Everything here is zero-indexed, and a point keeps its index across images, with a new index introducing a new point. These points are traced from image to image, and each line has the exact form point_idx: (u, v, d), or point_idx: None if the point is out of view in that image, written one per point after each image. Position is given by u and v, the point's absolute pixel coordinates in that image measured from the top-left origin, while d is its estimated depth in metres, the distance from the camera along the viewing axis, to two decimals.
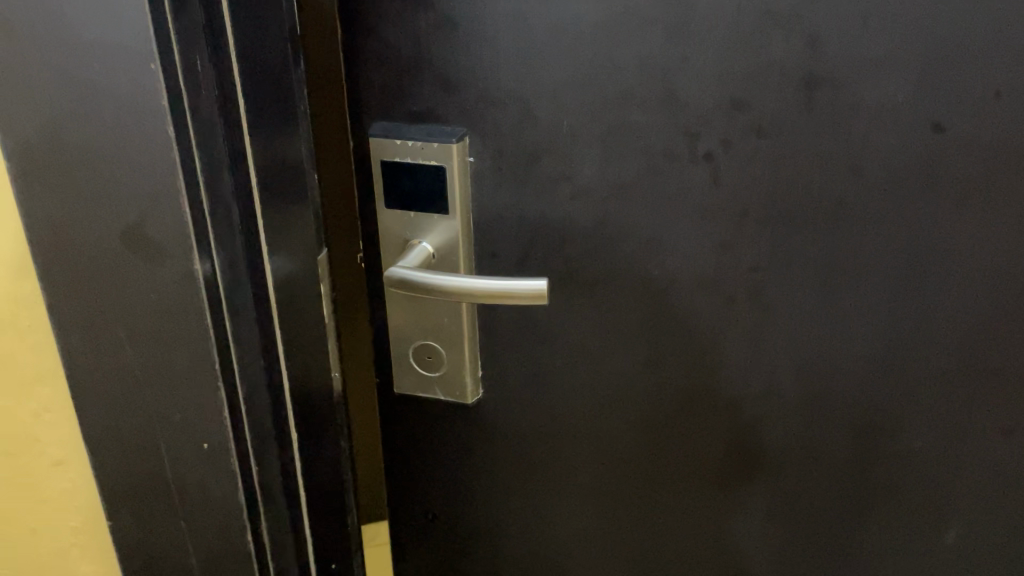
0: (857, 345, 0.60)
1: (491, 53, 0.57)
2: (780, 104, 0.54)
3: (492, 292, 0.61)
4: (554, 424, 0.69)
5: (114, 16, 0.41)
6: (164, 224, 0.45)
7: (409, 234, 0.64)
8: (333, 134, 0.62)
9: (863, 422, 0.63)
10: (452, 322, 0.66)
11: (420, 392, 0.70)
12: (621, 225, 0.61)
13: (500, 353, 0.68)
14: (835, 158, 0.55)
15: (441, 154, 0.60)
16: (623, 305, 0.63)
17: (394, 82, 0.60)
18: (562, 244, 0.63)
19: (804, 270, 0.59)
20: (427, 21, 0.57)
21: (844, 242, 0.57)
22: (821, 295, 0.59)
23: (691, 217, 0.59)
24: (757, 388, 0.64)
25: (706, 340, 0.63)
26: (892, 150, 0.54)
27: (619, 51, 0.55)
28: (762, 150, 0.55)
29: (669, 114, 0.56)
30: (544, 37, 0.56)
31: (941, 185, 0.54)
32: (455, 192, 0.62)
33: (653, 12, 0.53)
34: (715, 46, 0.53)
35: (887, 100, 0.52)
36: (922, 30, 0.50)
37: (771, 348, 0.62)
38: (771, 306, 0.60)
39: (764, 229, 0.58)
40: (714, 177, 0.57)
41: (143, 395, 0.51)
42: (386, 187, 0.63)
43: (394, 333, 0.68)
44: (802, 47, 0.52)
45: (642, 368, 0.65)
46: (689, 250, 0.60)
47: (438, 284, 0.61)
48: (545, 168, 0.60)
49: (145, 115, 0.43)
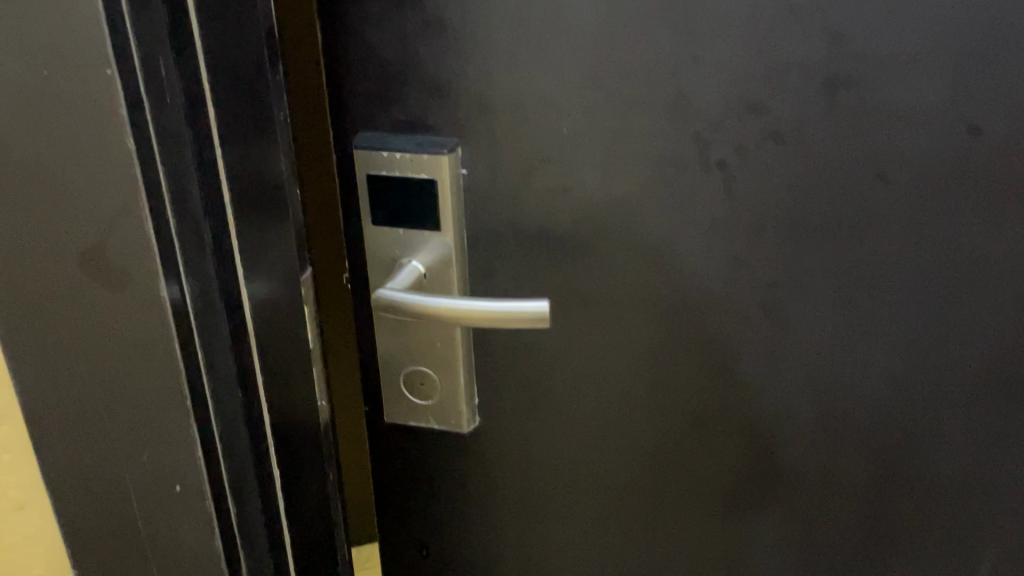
0: (884, 364, 0.56)
1: (486, 56, 0.53)
2: (799, 107, 0.50)
3: (490, 314, 0.56)
4: (556, 453, 0.65)
5: (64, 14, 0.36)
6: (126, 247, 0.41)
7: (399, 252, 0.60)
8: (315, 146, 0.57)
9: (890, 446, 0.59)
10: (445, 346, 0.62)
11: (412, 421, 0.65)
12: (628, 239, 0.56)
13: (498, 378, 0.63)
14: (860, 165, 0.51)
15: (432, 167, 0.56)
16: (630, 324, 0.59)
17: (381, 90, 0.56)
18: (564, 261, 0.58)
19: (825, 285, 0.55)
20: (415, 23, 0.53)
21: (868, 255, 0.53)
22: (845, 311, 0.55)
23: (705, 229, 0.55)
24: (775, 411, 0.59)
25: (720, 361, 0.59)
26: (921, 156, 0.50)
27: (623, 52, 0.51)
28: (780, 156, 0.51)
29: (679, 120, 0.52)
30: (542, 37, 0.52)
31: (975, 192, 0.50)
32: (447, 207, 0.57)
33: (659, 9, 0.49)
34: (729, 46, 0.49)
35: (917, 101, 0.48)
36: (952, 26, 0.47)
37: (790, 369, 0.58)
38: (790, 324, 0.56)
39: (783, 241, 0.54)
40: (729, 186, 0.53)
41: (109, 435, 0.46)
42: (371, 202, 0.58)
43: (383, 359, 0.64)
44: (822, 45, 0.48)
45: (651, 392, 0.61)
46: (701, 266, 0.56)
47: (430, 306, 0.56)
48: (546, 180, 0.56)
49: (102, 124, 0.38)
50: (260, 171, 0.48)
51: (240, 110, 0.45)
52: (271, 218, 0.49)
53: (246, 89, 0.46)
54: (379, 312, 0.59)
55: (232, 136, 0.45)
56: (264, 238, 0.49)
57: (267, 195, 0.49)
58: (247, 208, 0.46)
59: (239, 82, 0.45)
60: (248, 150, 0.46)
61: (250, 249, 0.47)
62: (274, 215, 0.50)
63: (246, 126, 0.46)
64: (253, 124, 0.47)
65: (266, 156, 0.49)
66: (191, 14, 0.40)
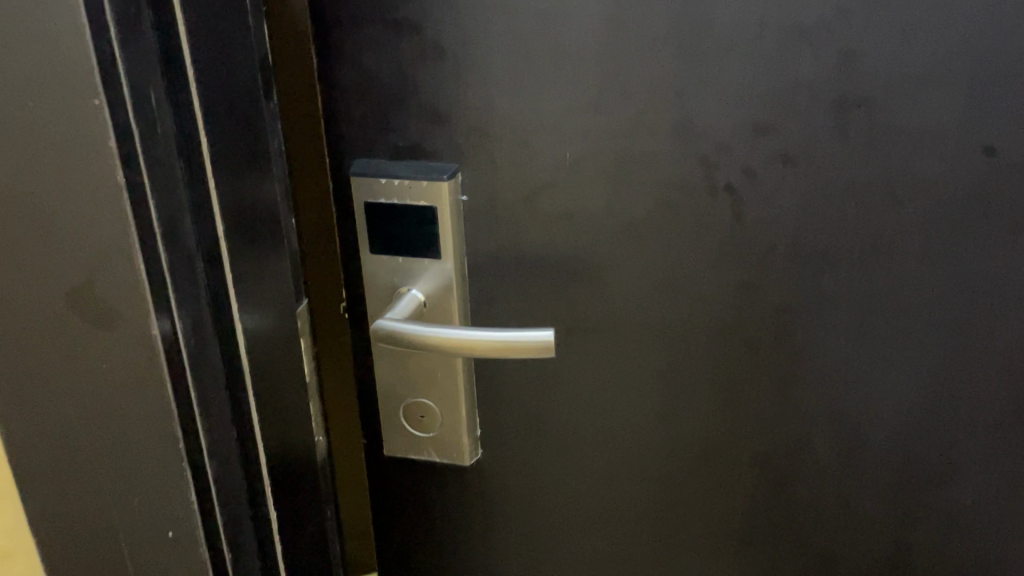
0: (899, 390, 0.55)
1: (486, 81, 0.52)
2: (809, 129, 0.49)
3: (492, 344, 0.54)
4: (562, 486, 0.63)
5: (51, 44, 0.34)
6: (116, 284, 0.39)
7: (397, 281, 0.58)
8: (311, 173, 0.56)
9: (906, 474, 0.57)
10: (446, 376, 0.60)
11: (413, 455, 0.64)
12: (634, 266, 0.55)
13: (500, 409, 0.62)
14: (872, 187, 0.49)
15: (431, 193, 0.54)
16: (637, 353, 0.57)
17: (378, 116, 0.54)
18: (569, 288, 0.57)
19: (838, 310, 0.53)
20: (412, 47, 0.52)
21: (882, 279, 0.52)
22: (859, 337, 0.54)
23: (712, 255, 0.53)
24: (787, 440, 0.58)
25: (730, 390, 0.57)
26: (934, 177, 0.49)
27: (627, 74, 0.50)
28: (790, 179, 0.50)
29: (685, 143, 0.51)
30: (545, 60, 0.50)
31: (991, 214, 0.49)
32: (447, 234, 0.56)
33: (664, 31, 0.48)
34: (736, 67, 0.48)
35: (929, 122, 0.47)
36: (965, 45, 0.46)
37: (803, 397, 0.56)
38: (802, 351, 0.55)
39: (793, 265, 0.52)
40: (737, 211, 0.52)
41: (98, 479, 0.44)
42: (369, 230, 0.57)
43: (382, 390, 0.62)
44: (832, 65, 0.47)
45: (660, 422, 0.59)
46: (709, 293, 0.54)
47: (432, 337, 0.54)
48: (549, 206, 0.54)
49: (91, 158, 0.36)
50: (254, 201, 0.46)
51: (234, 138, 0.44)
52: (266, 249, 0.48)
53: (239, 117, 0.44)
54: (378, 343, 0.57)
55: (226, 166, 0.43)
56: (259, 270, 0.47)
57: (262, 226, 0.47)
58: (242, 240, 0.45)
59: (233, 110, 0.44)
60: (243, 179, 0.45)
61: (246, 282, 0.45)
62: (269, 247, 0.48)
63: (240, 154, 0.45)
64: (247, 152, 0.45)
65: (261, 185, 0.47)
66: (182, 42, 0.39)
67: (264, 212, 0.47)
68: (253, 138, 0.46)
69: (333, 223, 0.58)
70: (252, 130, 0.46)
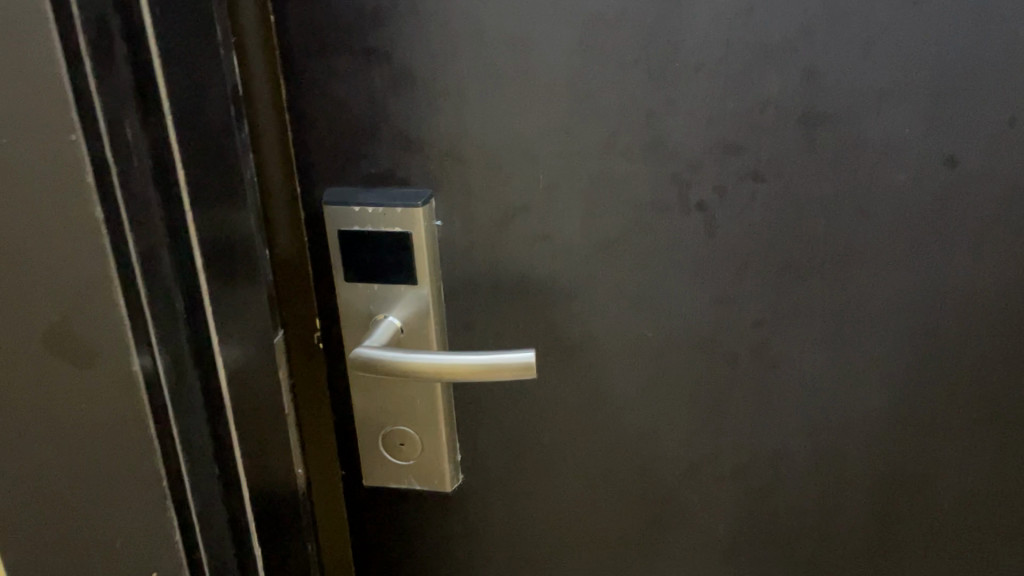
0: (876, 398, 0.56)
1: (459, 107, 0.52)
2: (777, 145, 0.50)
3: (473, 369, 0.54)
4: (546, 507, 0.63)
5: (27, 81, 0.35)
6: (96, 324, 0.39)
7: (374, 309, 0.58)
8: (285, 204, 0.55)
9: (885, 480, 0.58)
10: (426, 403, 0.60)
11: (393, 484, 0.63)
12: (611, 284, 0.55)
13: (481, 434, 0.61)
14: (840, 200, 0.51)
15: (406, 220, 0.55)
16: (617, 371, 0.58)
17: (351, 144, 0.54)
18: (548, 310, 0.57)
19: (813, 320, 0.54)
20: (384, 74, 0.52)
21: (853, 289, 0.53)
22: (834, 347, 0.55)
23: (688, 271, 0.54)
24: (767, 452, 0.58)
25: (711, 404, 0.58)
26: (901, 187, 0.50)
27: (598, 97, 0.50)
28: (760, 195, 0.51)
29: (657, 163, 0.51)
30: (516, 85, 0.51)
31: (957, 221, 0.51)
32: (423, 261, 0.56)
33: (634, 54, 0.49)
34: (706, 87, 0.49)
35: (894, 134, 0.49)
36: (922, 61, 0.47)
37: (781, 407, 0.57)
38: (779, 362, 0.56)
39: (767, 278, 0.53)
40: (710, 226, 0.52)
41: (77, 524, 0.44)
42: (344, 259, 0.57)
43: (360, 419, 0.62)
44: (796, 83, 0.48)
45: (642, 440, 0.59)
46: (686, 309, 0.55)
47: (411, 363, 0.54)
48: (524, 228, 0.55)
49: (69, 194, 0.37)
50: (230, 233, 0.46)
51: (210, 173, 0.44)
52: (243, 281, 0.47)
53: (215, 150, 0.44)
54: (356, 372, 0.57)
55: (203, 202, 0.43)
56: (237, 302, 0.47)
57: (239, 259, 0.47)
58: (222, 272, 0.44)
59: (210, 142, 0.43)
60: (220, 213, 0.45)
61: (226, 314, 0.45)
62: (247, 279, 0.48)
63: (216, 187, 0.44)
64: (224, 185, 0.45)
65: (239, 218, 0.47)
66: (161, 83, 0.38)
67: (241, 244, 0.47)
68: (229, 171, 0.46)
69: (304, 253, 0.58)
70: (229, 163, 0.46)
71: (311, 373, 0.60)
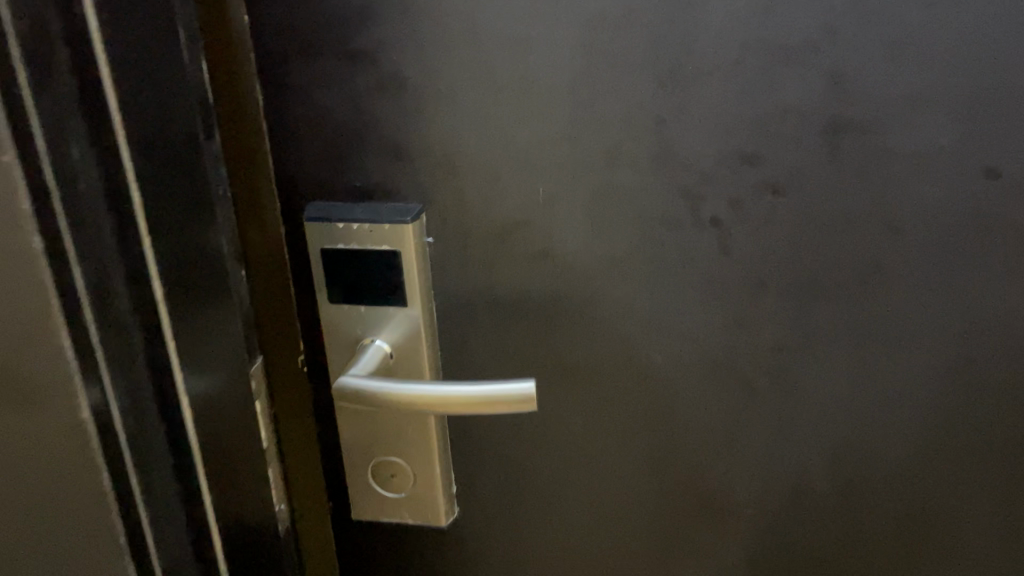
0: (905, 427, 0.52)
1: (451, 115, 0.48)
2: (798, 155, 0.45)
3: (466, 402, 0.50)
4: (547, 540, 0.59)
5: None
6: (39, 366, 0.35)
7: (361, 332, 0.54)
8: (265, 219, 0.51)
9: (915, 516, 0.54)
10: (418, 432, 0.55)
11: (386, 518, 0.59)
12: (617, 306, 0.51)
13: (478, 464, 0.57)
14: (867, 215, 0.46)
15: (393, 237, 0.50)
16: (623, 398, 0.53)
17: (333, 155, 0.50)
18: (548, 333, 0.53)
19: (836, 344, 0.50)
20: (368, 80, 0.48)
21: (880, 311, 0.49)
22: (860, 372, 0.50)
23: (701, 291, 0.50)
24: (785, 485, 0.54)
25: (724, 433, 0.53)
26: (935, 201, 0.46)
27: (601, 104, 0.46)
28: (779, 210, 0.47)
29: (667, 175, 0.47)
30: (512, 91, 0.47)
31: (997, 238, 0.46)
32: (412, 282, 0.52)
33: (641, 57, 0.45)
34: (720, 92, 0.45)
35: (927, 143, 0.44)
36: (959, 64, 0.43)
37: (801, 437, 0.53)
38: (800, 389, 0.51)
39: (788, 299, 0.49)
40: (725, 244, 0.48)
41: None
42: (327, 279, 0.53)
43: (348, 449, 0.57)
44: (820, 88, 0.44)
45: (651, 472, 0.55)
46: (699, 332, 0.51)
47: (398, 395, 0.50)
48: (522, 245, 0.50)
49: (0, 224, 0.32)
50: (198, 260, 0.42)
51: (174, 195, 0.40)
52: (214, 311, 0.43)
53: (182, 171, 0.40)
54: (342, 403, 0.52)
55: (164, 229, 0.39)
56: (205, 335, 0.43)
57: (209, 286, 0.43)
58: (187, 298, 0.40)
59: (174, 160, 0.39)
60: (185, 238, 0.41)
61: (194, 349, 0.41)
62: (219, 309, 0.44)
63: (182, 211, 0.40)
64: (191, 209, 0.41)
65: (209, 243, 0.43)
66: (110, 94, 0.34)
67: (212, 271, 0.43)
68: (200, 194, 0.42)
69: (286, 272, 0.53)
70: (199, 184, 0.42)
71: (295, 400, 0.55)
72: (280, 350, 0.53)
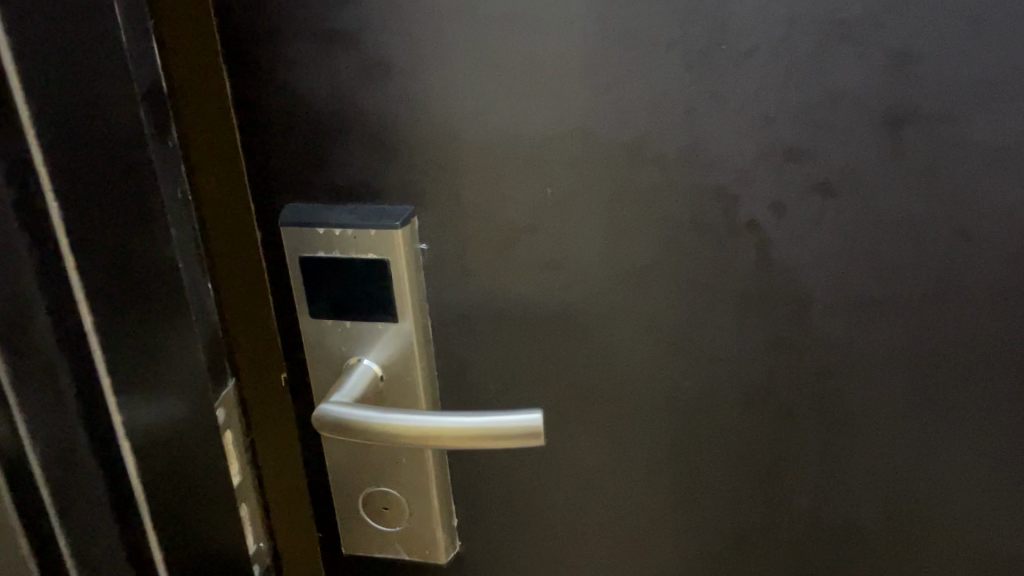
0: (975, 466, 0.45)
1: (445, 104, 0.41)
2: (853, 150, 0.39)
3: (465, 434, 0.43)
4: None
5: None
6: None
7: (348, 350, 0.48)
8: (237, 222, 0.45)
9: (981, 564, 0.47)
10: (413, 461, 0.49)
11: (378, 552, 0.53)
12: (638, 322, 0.44)
13: (482, 497, 0.51)
14: (935, 220, 0.39)
15: (381, 244, 0.44)
16: (645, 425, 0.47)
17: (312, 150, 0.44)
18: (560, 352, 0.46)
19: (894, 368, 0.43)
20: (350, 64, 0.41)
21: (946, 331, 0.42)
22: (926, 400, 0.43)
23: (738, 307, 0.43)
24: (830, 526, 0.47)
25: (761, 467, 0.47)
26: (1017, 204, 0.39)
27: (621, 90, 0.39)
28: (830, 214, 0.40)
29: (698, 173, 0.40)
30: (516, 76, 0.40)
31: None
32: (404, 294, 0.45)
33: (668, 35, 0.38)
34: (760, 75, 0.38)
35: (1010, 136, 0.37)
36: None
37: (851, 474, 0.46)
38: (850, 421, 0.45)
39: (839, 316, 0.42)
40: (766, 252, 0.41)
41: None
42: (308, 290, 0.46)
43: (336, 478, 0.51)
44: (881, 70, 0.37)
45: (677, 509, 0.49)
46: (732, 354, 0.44)
47: (384, 425, 0.43)
48: (529, 253, 0.44)
49: None
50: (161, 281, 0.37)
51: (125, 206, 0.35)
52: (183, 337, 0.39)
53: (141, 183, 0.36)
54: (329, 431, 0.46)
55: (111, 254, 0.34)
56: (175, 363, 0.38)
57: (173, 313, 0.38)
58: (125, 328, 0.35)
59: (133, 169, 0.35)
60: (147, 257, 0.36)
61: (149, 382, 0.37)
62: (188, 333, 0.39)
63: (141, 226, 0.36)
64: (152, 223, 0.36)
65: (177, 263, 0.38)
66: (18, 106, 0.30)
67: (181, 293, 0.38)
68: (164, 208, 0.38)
69: (264, 283, 0.47)
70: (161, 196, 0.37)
71: (278, 424, 0.49)
72: (259, 369, 0.47)
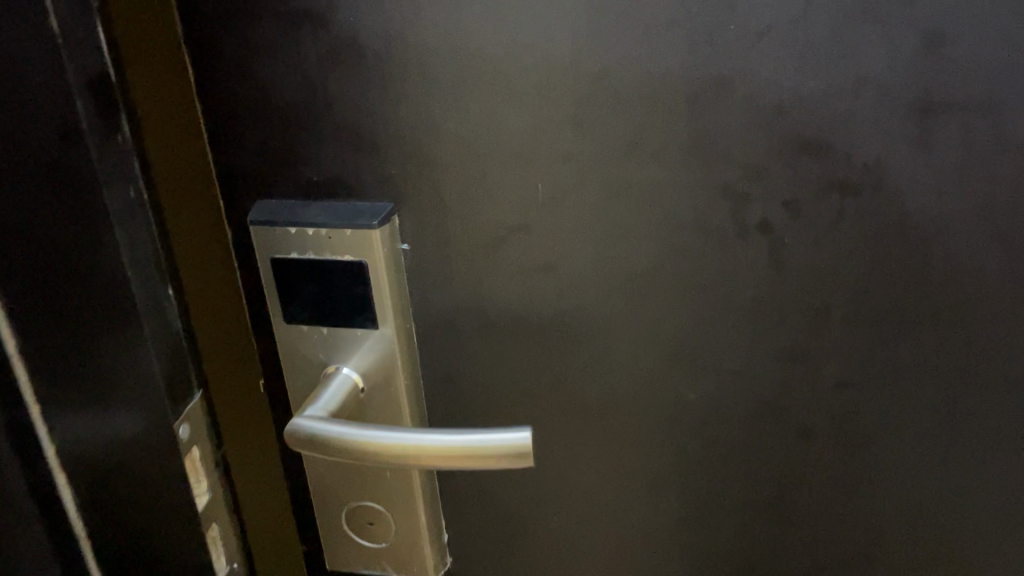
0: (1006, 493, 0.41)
1: (423, 93, 0.37)
2: (877, 144, 0.34)
3: (451, 452, 0.40)
4: None
5: None
6: None
7: (326, 358, 0.44)
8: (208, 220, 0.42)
9: None
10: (398, 476, 0.46)
11: (364, 569, 0.50)
12: (637, 330, 0.41)
13: (473, 512, 0.48)
14: (969, 221, 0.35)
15: (358, 245, 0.40)
16: (646, 439, 0.43)
17: (281, 144, 0.40)
18: (553, 360, 0.43)
19: (920, 384, 0.39)
20: (319, 49, 0.38)
21: (980, 343, 0.38)
22: (951, 417, 0.40)
23: (745, 318, 0.39)
24: (847, 549, 0.44)
25: (772, 486, 0.43)
26: None
27: (616, 78, 0.35)
28: (849, 214, 0.36)
29: (703, 170, 0.36)
30: (501, 62, 0.36)
31: None
32: (383, 299, 0.42)
33: (668, 15, 0.34)
34: (773, 60, 0.34)
35: None
36: None
37: (870, 495, 0.42)
38: (869, 439, 0.41)
39: (858, 328, 0.38)
40: (777, 257, 0.38)
41: None
42: (281, 294, 0.43)
43: (317, 493, 0.48)
44: (909, 54, 0.33)
45: (681, 530, 0.45)
46: (740, 365, 0.40)
47: (360, 442, 0.40)
48: (519, 255, 0.40)
49: None
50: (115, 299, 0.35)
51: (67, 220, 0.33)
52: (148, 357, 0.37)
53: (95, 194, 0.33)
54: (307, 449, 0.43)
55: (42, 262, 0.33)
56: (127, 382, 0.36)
57: (132, 331, 0.36)
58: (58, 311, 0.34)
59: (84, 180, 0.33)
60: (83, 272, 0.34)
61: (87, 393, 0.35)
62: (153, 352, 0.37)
63: (85, 245, 0.34)
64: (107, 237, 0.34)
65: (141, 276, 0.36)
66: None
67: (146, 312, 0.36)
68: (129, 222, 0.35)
69: (236, 281, 0.44)
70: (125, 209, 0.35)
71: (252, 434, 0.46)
72: (230, 376, 0.44)
